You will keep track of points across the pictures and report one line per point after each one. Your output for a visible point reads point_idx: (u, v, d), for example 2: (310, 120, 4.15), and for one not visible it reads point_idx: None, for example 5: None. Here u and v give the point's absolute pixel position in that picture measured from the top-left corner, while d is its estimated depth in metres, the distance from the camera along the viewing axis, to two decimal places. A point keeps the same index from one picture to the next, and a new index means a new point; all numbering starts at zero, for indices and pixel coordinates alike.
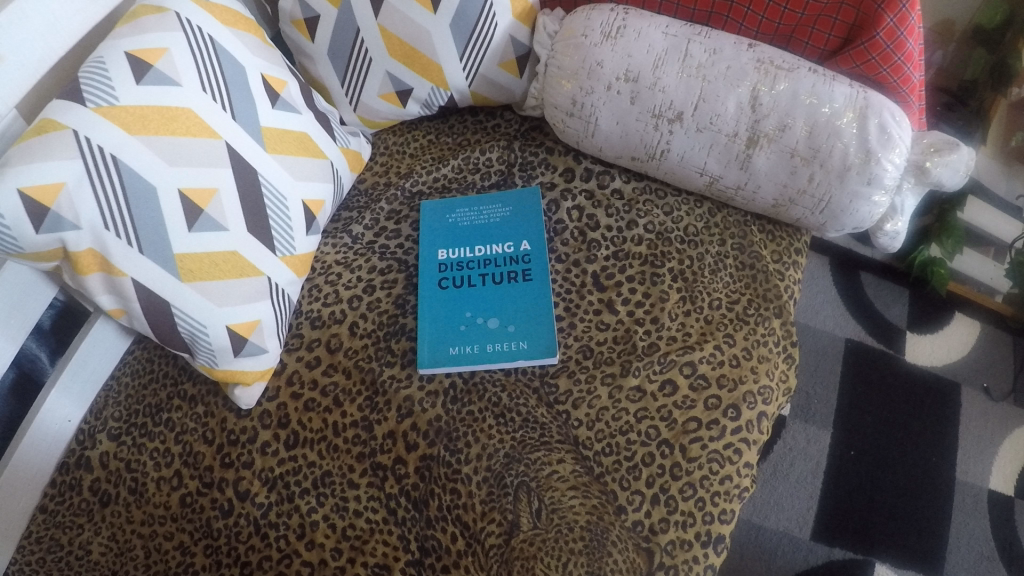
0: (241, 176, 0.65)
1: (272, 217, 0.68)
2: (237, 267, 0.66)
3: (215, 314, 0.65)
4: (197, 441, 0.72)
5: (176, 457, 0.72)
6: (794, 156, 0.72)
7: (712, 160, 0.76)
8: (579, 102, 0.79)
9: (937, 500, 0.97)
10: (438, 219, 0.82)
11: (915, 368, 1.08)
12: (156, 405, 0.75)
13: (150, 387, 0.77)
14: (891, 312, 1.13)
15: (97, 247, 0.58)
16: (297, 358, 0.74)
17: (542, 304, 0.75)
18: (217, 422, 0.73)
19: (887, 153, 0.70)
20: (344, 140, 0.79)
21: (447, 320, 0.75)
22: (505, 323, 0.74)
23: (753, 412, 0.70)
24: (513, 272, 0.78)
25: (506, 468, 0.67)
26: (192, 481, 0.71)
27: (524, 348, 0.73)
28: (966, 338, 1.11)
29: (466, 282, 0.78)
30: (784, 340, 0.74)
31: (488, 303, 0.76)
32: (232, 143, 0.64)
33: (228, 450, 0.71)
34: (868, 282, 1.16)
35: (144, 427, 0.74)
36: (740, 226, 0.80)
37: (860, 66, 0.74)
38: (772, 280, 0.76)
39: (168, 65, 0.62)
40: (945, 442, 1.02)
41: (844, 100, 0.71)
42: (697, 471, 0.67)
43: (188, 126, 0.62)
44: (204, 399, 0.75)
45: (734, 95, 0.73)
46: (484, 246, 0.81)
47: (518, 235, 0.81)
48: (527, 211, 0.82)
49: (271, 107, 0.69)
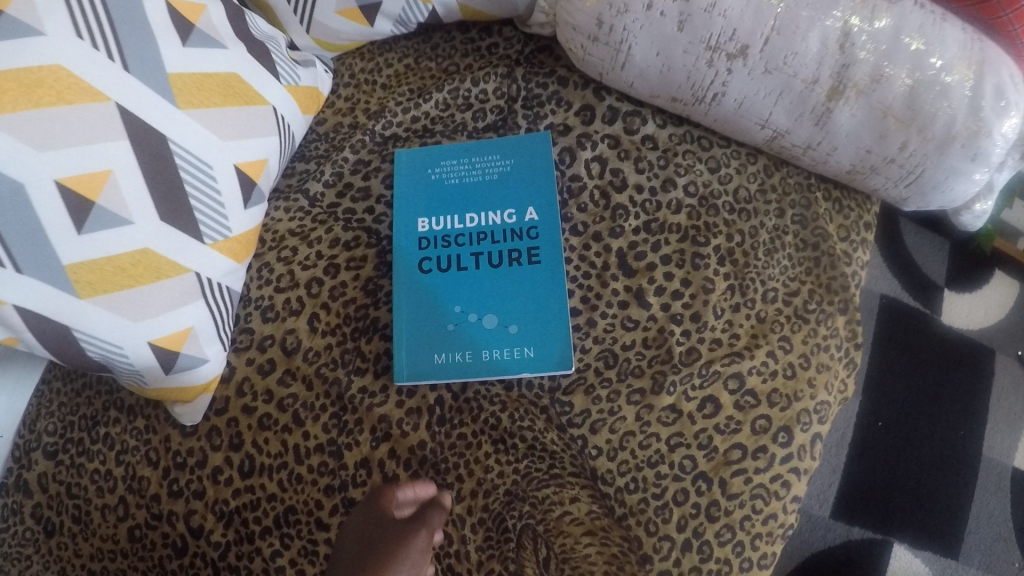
0: (144, 149, 0.48)
1: (196, 196, 0.52)
2: (153, 268, 0.50)
3: (130, 331, 0.50)
4: (140, 463, 0.60)
5: (119, 481, 0.60)
6: (887, 117, 0.56)
7: (780, 110, 0.59)
8: (607, 23, 0.59)
9: (960, 477, 0.90)
10: (419, 175, 0.65)
11: (949, 330, 0.96)
12: (92, 417, 0.62)
13: (83, 395, 0.63)
14: (931, 265, 1.00)
15: None
16: (249, 361, 0.60)
17: (553, 296, 0.60)
18: (160, 440, 0.60)
19: (1000, 124, 0.55)
20: (291, 75, 0.60)
21: (431, 317, 0.60)
22: (505, 322, 0.60)
23: (806, 435, 0.58)
24: (515, 251, 0.62)
25: (506, 508, 0.55)
26: (139, 512, 0.59)
27: (530, 356, 0.59)
28: (1011, 295, 0.98)
29: (455, 263, 0.62)
30: (847, 343, 0.62)
31: (481, 293, 0.61)
32: (127, 106, 0.47)
33: (176, 475, 0.59)
34: (908, 231, 1.01)
35: (81, 444, 0.62)
36: (802, 191, 0.65)
37: (976, 6, 0.56)
38: (839, 266, 0.62)
39: (25, 8, 0.43)
40: (975, 413, 0.92)
41: (958, 49, 0.54)
42: (738, 510, 0.56)
43: (59, 91, 0.44)
44: (144, 410, 0.61)
45: (817, 31, 0.55)
46: (478, 214, 0.64)
47: (522, 199, 0.64)
48: (534, 165, 0.64)
49: (182, 46, 0.51)
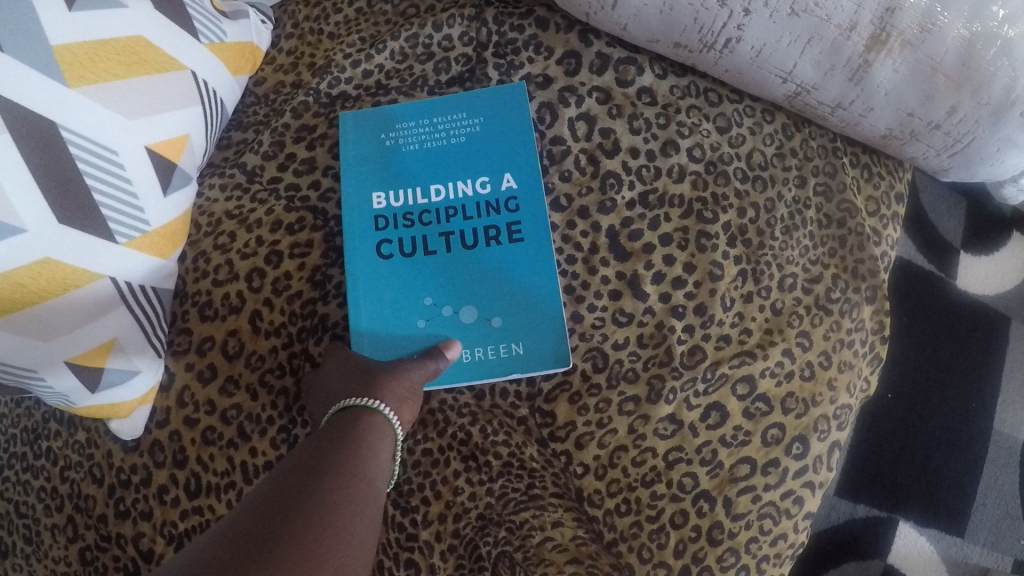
0: (32, 142, 0.39)
1: (100, 189, 0.43)
2: (58, 279, 0.42)
3: (42, 352, 0.43)
4: (84, 480, 0.53)
5: (65, 499, 0.54)
6: (936, 74, 0.46)
7: (807, 62, 0.49)
8: None
9: (969, 452, 0.83)
10: (370, 144, 0.55)
11: (965, 296, 0.88)
12: (33, 430, 0.56)
13: (22, 405, 0.57)
14: (950, 224, 0.90)
15: None
16: (188, 366, 0.52)
17: (542, 280, 0.52)
18: (103, 456, 0.53)
19: None
20: (212, 31, 0.50)
21: (398, 312, 0.52)
22: (487, 314, 0.52)
23: (823, 444, 0.51)
24: (492, 229, 0.53)
25: (479, 534, 0.49)
26: (89, 532, 0.53)
27: (519, 353, 0.51)
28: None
29: (421, 247, 0.53)
30: (873, 335, 0.54)
31: (454, 280, 0.52)
32: (1, 92, 0.37)
33: (122, 494, 0.52)
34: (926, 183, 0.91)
35: (25, 459, 0.56)
36: (827, 155, 0.55)
37: None
38: (867, 246, 0.53)
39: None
40: (985, 384, 0.85)
41: None
42: (744, 532, 0.49)
43: None
44: (86, 422, 0.54)
45: None
46: (444, 185, 0.54)
47: (494, 164, 0.54)
48: (506, 124, 0.55)
49: (67, 9, 0.40)
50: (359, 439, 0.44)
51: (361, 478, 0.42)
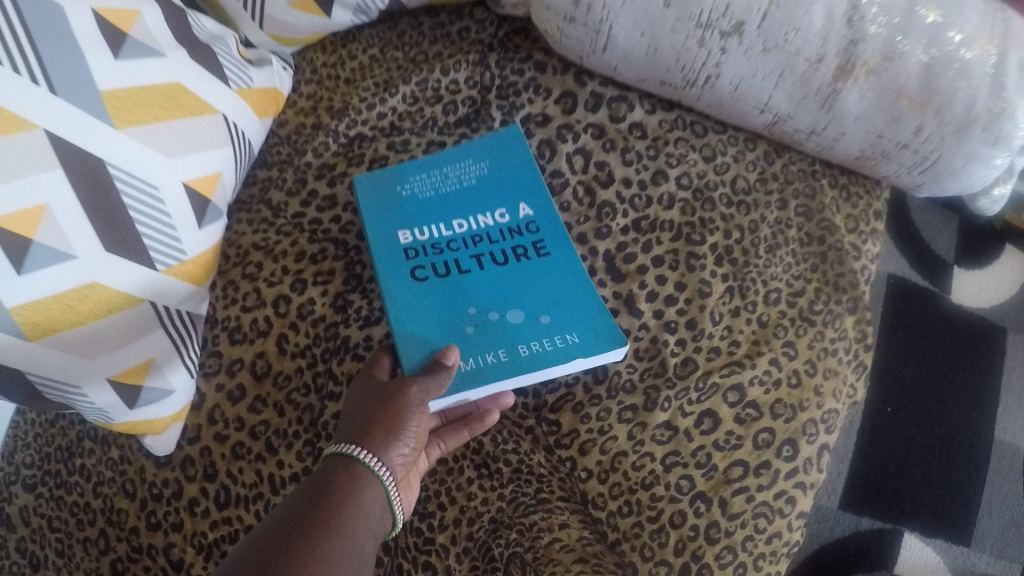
0: (84, 177, 0.43)
1: (142, 220, 0.47)
2: (103, 301, 0.46)
3: (88, 368, 0.47)
4: (117, 494, 0.57)
5: (98, 513, 0.57)
6: (900, 99, 0.50)
7: (781, 93, 0.53)
8: (584, 2, 0.53)
9: (973, 462, 0.86)
10: (386, 193, 0.58)
11: (960, 308, 0.95)
12: (67, 449, 0.60)
13: (57, 426, 0.61)
14: (938, 243, 0.99)
15: None
16: (217, 386, 0.56)
17: (577, 283, 0.53)
18: (136, 471, 0.56)
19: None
20: (240, 78, 0.55)
21: (442, 326, 0.51)
22: (534, 313, 0.52)
23: (813, 447, 0.54)
24: (519, 248, 0.55)
25: (492, 536, 0.52)
26: (121, 544, 0.56)
27: (575, 341, 0.50)
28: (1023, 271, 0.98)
29: (454, 268, 0.54)
30: (857, 344, 0.57)
31: (495, 291, 0.53)
32: (59, 132, 0.42)
33: (153, 507, 0.55)
34: (914, 206, 1.01)
35: (58, 476, 0.59)
36: (807, 179, 0.60)
37: None
38: (846, 261, 0.57)
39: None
40: (986, 396, 0.90)
41: (977, 23, 0.49)
42: (739, 531, 0.52)
43: None
44: (119, 440, 0.58)
45: (822, 2, 0.49)
46: (466, 219, 0.57)
47: (510, 198, 0.57)
48: (517, 164, 0.58)
49: (115, 59, 0.45)
50: (352, 498, 0.43)
51: (344, 547, 0.41)
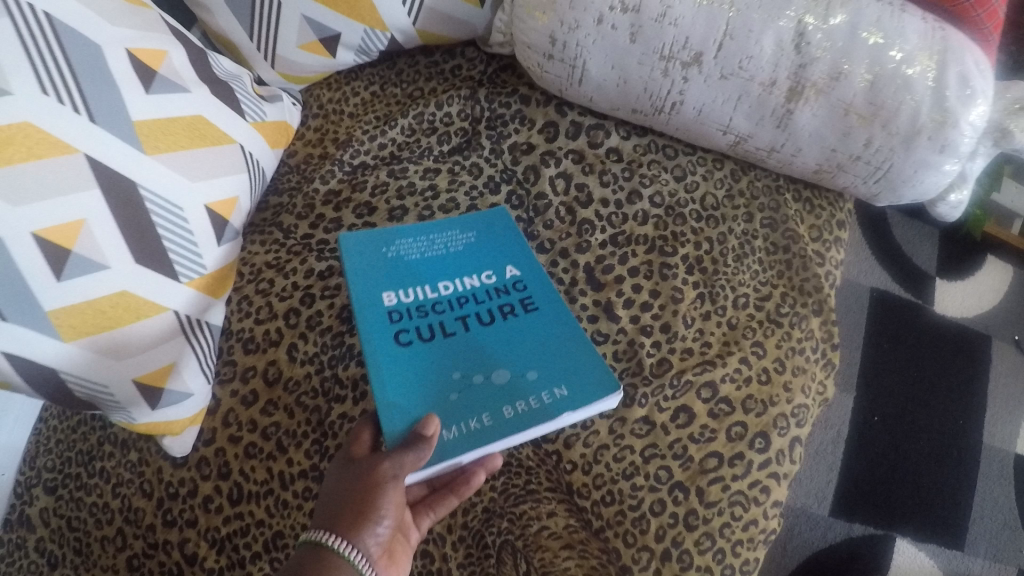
0: (118, 196, 0.49)
1: (168, 236, 0.53)
2: (132, 308, 0.51)
3: (116, 369, 0.52)
4: (135, 494, 0.61)
5: (116, 513, 0.61)
6: (849, 114, 0.55)
7: (740, 115, 0.59)
8: (560, 40, 0.59)
9: (962, 467, 0.90)
10: (371, 255, 0.58)
11: (943, 318, 0.99)
12: (88, 453, 0.64)
13: (79, 431, 0.66)
14: (920, 256, 1.04)
15: None
16: (231, 392, 0.60)
17: (566, 341, 0.54)
18: (153, 472, 0.61)
19: (966, 113, 0.53)
20: (256, 111, 0.62)
21: (427, 390, 0.50)
22: (522, 370, 0.52)
23: (784, 440, 0.58)
24: (507, 305, 0.56)
25: (485, 525, 0.56)
26: (137, 541, 0.60)
27: (565, 395, 0.50)
28: (1002, 281, 1.03)
29: (439, 330, 0.54)
30: (823, 344, 0.61)
31: (480, 351, 0.53)
32: (97, 156, 0.48)
33: (169, 505, 0.59)
34: (895, 222, 1.06)
35: (79, 479, 0.64)
36: (771, 194, 0.65)
37: None
38: (811, 267, 0.62)
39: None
40: (973, 403, 0.93)
41: (918, 41, 0.53)
42: (717, 518, 0.55)
43: (29, 146, 0.45)
44: (137, 443, 0.62)
45: (771, 32, 0.54)
46: (452, 280, 0.58)
47: (494, 261, 0.59)
48: (499, 234, 0.61)
49: (146, 93, 0.52)
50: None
51: None
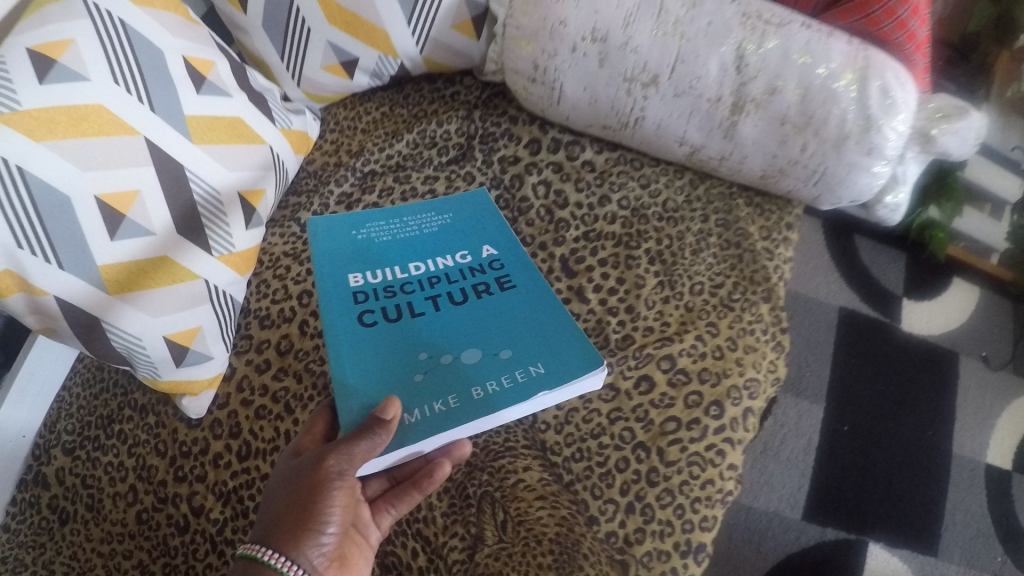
0: (167, 174, 0.59)
1: (205, 214, 0.62)
2: (170, 272, 0.60)
3: (150, 325, 0.59)
4: (149, 453, 0.67)
5: (129, 471, 0.67)
6: (785, 124, 0.64)
7: (693, 128, 0.68)
8: (542, 66, 0.70)
9: (934, 476, 0.95)
10: (342, 237, 0.64)
11: (909, 335, 1.06)
12: (107, 416, 0.70)
13: (100, 398, 0.72)
14: (886, 278, 1.11)
15: (13, 268, 0.53)
16: (246, 361, 0.68)
17: (542, 318, 0.56)
18: (169, 433, 0.67)
19: (889, 120, 0.62)
20: (284, 120, 0.73)
21: (391, 371, 0.52)
22: (495, 349, 0.53)
23: (737, 409, 0.64)
24: (480, 284, 0.59)
25: (468, 478, 0.63)
26: (147, 496, 0.66)
27: (541, 372, 0.51)
28: (965, 303, 1.11)
29: (407, 311, 0.56)
30: (773, 327, 0.69)
31: (451, 331, 0.55)
32: (153, 138, 0.58)
33: (181, 462, 0.65)
34: (861, 247, 1.14)
35: (97, 440, 0.70)
36: (725, 199, 0.74)
37: (861, 21, 0.65)
38: (759, 261, 0.71)
39: (74, 58, 0.54)
40: (943, 414, 1.00)
41: (842, 59, 0.62)
42: (676, 476, 0.62)
43: (101, 125, 0.55)
44: (155, 408, 0.68)
45: (716, 56, 0.64)
46: (423, 262, 0.61)
47: (468, 243, 0.63)
48: (475, 212, 0.67)
49: (196, 93, 0.63)
50: None
51: None
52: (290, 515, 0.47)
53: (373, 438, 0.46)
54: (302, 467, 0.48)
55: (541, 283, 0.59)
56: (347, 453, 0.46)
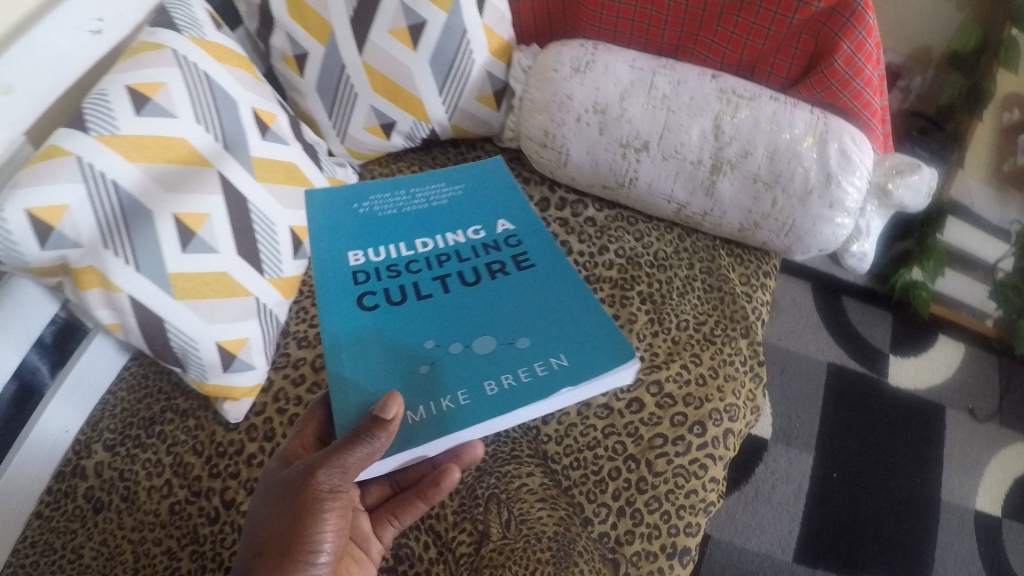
0: (233, 204, 0.70)
1: (262, 241, 0.73)
2: (228, 287, 0.70)
3: (206, 330, 0.69)
4: (187, 452, 0.74)
5: (166, 467, 0.74)
6: (757, 181, 0.74)
7: (678, 187, 0.79)
8: (551, 134, 0.82)
9: (923, 522, 0.99)
10: (344, 212, 0.62)
11: (900, 390, 1.12)
12: (148, 419, 0.77)
13: (144, 402, 0.79)
14: (873, 335, 1.18)
15: (96, 265, 0.63)
16: (283, 375, 0.77)
17: (559, 302, 0.54)
18: (207, 434, 0.75)
19: (847, 176, 0.72)
20: (330, 170, 0.85)
21: (400, 354, 0.51)
22: (512, 338, 0.51)
23: (718, 429, 0.72)
24: (495, 264, 0.57)
25: (477, 481, 0.70)
26: (182, 490, 0.72)
27: (561, 364, 0.49)
28: (949, 359, 1.18)
29: (414, 291, 0.55)
30: (751, 360, 0.77)
31: (461, 313, 0.53)
32: (224, 172, 0.70)
33: (217, 461, 0.73)
34: (850, 307, 1.22)
35: (137, 439, 0.76)
36: (709, 250, 0.84)
37: (822, 93, 0.76)
38: (738, 302, 0.80)
39: (165, 98, 0.67)
40: (930, 463, 1.05)
41: (805, 126, 0.73)
42: (663, 485, 0.69)
43: (183, 155, 0.67)
44: (196, 413, 0.77)
45: (697, 125, 0.75)
46: (432, 238, 0.59)
47: (480, 217, 0.61)
48: (486, 184, 0.64)
49: (261, 139, 0.75)
50: None
51: None
52: (284, 535, 0.50)
53: (370, 440, 0.46)
54: (288, 484, 0.51)
55: (558, 260, 0.58)
56: (340, 465, 0.47)
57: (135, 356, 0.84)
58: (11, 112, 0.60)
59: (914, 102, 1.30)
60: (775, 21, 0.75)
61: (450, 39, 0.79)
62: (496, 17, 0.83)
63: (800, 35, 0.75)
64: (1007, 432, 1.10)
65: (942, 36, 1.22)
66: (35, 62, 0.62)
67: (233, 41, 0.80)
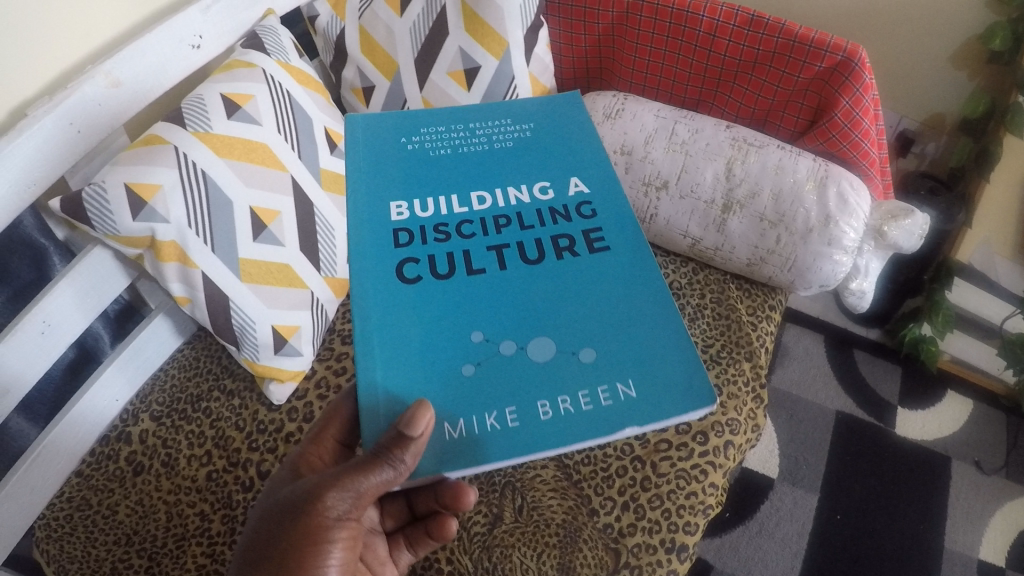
0: (301, 205, 0.81)
1: (322, 243, 0.83)
2: (288, 278, 0.80)
3: (265, 313, 0.78)
4: (229, 427, 0.82)
5: (209, 439, 0.81)
6: (763, 220, 0.83)
7: (693, 224, 0.87)
8: None
9: (925, 566, 1.08)
10: (394, 153, 0.57)
11: (905, 440, 1.22)
12: (196, 395, 0.85)
13: (193, 379, 0.87)
14: (882, 388, 1.29)
15: (178, 241, 0.72)
16: (326, 365, 0.86)
17: (640, 309, 0.47)
18: (251, 412, 0.83)
19: (845, 218, 0.80)
20: None
21: (439, 350, 0.45)
22: (578, 348, 0.45)
23: (720, 440, 0.77)
24: (565, 240, 0.51)
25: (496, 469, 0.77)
26: (221, 459, 0.80)
27: (633, 395, 0.43)
28: (958, 413, 1.27)
29: (461, 263, 0.49)
30: (753, 381, 0.84)
31: (512, 302, 0.47)
32: (296, 177, 0.81)
33: (257, 436, 0.81)
34: (860, 358, 1.34)
35: (183, 412, 0.84)
36: (720, 283, 0.92)
37: (824, 143, 0.87)
38: (744, 329, 0.87)
39: (253, 108, 0.79)
40: (936, 511, 1.14)
41: (807, 172, 0.82)
42: (665, 485, 0.74)
43: (264, 157, 0.78)
44: (241, 393, 0.85)
45: (711, 167, 0.85)
46: (488, 191, 0.54)
47: (540, 169, 0.55)
48: (554, 131, 0.59)
49: (329, 154, 0.87)
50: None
51: None
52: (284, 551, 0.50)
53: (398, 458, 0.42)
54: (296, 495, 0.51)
55: (639, 240, 0.50)
56: (355, 489, 0.48)
57: (189, 339, 0.92)
58: (117, 104, 0.73)
59: (927, 166, 1.41)
60: (783, 80, 0.86)
61: (499, 84, 0.91)
62: (540, 67, 0.95)
63: (806, 92, 0.86)
64: (1013, 485, 1.18)
65: (951, 103, 1.32)
66: (143, 65, 0.75)
67: (311, 69, 0.93)
